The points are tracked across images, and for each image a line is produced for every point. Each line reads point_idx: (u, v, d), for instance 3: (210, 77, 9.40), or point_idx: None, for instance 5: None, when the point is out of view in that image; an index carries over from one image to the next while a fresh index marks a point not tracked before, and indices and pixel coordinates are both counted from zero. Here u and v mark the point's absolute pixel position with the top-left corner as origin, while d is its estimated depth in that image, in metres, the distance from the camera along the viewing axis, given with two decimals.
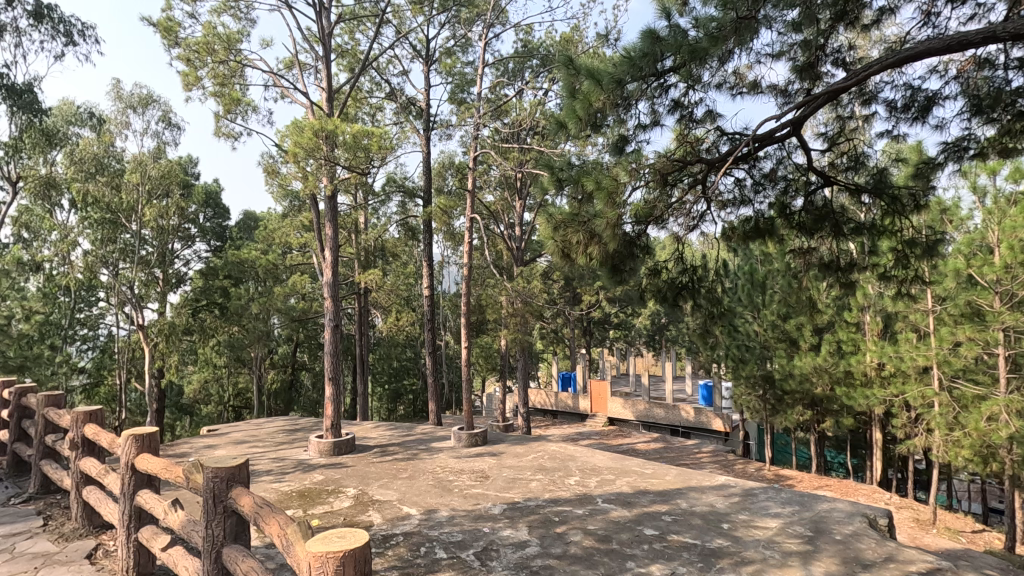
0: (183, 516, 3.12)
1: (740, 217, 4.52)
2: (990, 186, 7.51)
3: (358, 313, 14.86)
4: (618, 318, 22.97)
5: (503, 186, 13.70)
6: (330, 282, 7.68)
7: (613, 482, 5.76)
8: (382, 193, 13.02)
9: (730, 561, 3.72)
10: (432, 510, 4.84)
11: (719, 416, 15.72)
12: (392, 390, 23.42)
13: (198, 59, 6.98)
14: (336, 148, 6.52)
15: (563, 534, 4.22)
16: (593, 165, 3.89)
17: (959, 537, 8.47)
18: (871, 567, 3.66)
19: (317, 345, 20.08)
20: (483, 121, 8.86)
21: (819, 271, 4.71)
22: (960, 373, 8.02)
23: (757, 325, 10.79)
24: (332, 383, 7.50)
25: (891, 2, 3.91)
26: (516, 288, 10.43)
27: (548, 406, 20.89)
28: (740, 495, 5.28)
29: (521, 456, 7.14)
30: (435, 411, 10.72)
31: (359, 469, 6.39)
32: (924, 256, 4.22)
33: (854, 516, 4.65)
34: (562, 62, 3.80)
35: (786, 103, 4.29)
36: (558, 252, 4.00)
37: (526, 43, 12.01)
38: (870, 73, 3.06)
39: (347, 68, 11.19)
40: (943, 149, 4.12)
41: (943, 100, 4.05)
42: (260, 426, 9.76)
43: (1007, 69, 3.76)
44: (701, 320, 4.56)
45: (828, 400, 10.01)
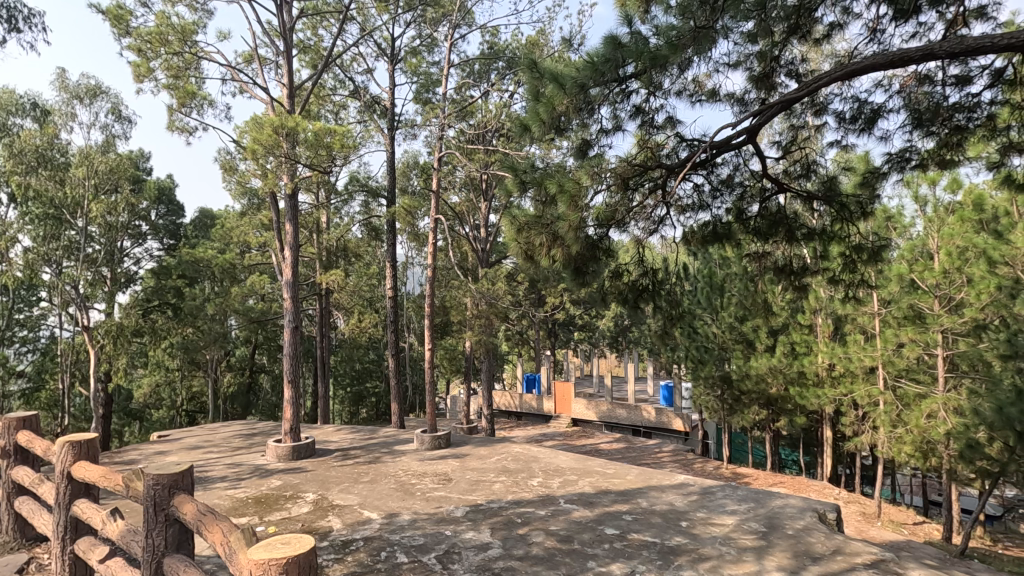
0: (122, 525, 2.98)
1: (699, 221, 4.62)
2: (930, 196, 7.91)
3: (319, 313, 14.54)
4: (582, 319, 23.25)
5: (469, 187, 13.66)
6: (289, 282, 7.49)
7: (576, 483, 5.81)
8: (345, 193, 12.79)
9: (688, 559, 3.80)
10: (394, 514, 4.77)
11: (679, 416, 16.07)
12: (354, 393, 23.09)
13: (151, 49, 6.69)
14: (297, 146, 6.37)
15: (525, 535, 4.23)
16: (556, 169, 3.90)
17: (901, 530, 8.89)
18: (820, 560, 3.79)
19: (276, 347, 19.59)
20: (448, 121, 8.80)
21: (774, 275, 4.86)
22: (903, 373, 8.43)
23: (715, 327, 11.06)
24: (291, 385, 7.32)
25: (841, 18, 4.08)
26: (481, 289, 10.41)
27: (512, 407, 20.95)
28: (698, 494, 5.40)
29: (484, 458, 7.13)
30: (398, 414, 10.61)
31: (319, 474, 6.25)
32: (870, 261, 4.41)
33: (804, 511, 4.82)
34: (526, 65, 3.83)
35: (743, 111, 4.41)
36: (521, 254, 4.03)
37: (493, 44, 11.97)
38: (820, 84, 3.17)
39: (310, 64, 10.97)
40: (888, 160, 4.32)
41: (888, 113, 4.23)
42: (216, 430, 9.46)
43: (945, 85, 3.96)
44: (661, 322, 4.65)
45: (783, 400, 10.36)
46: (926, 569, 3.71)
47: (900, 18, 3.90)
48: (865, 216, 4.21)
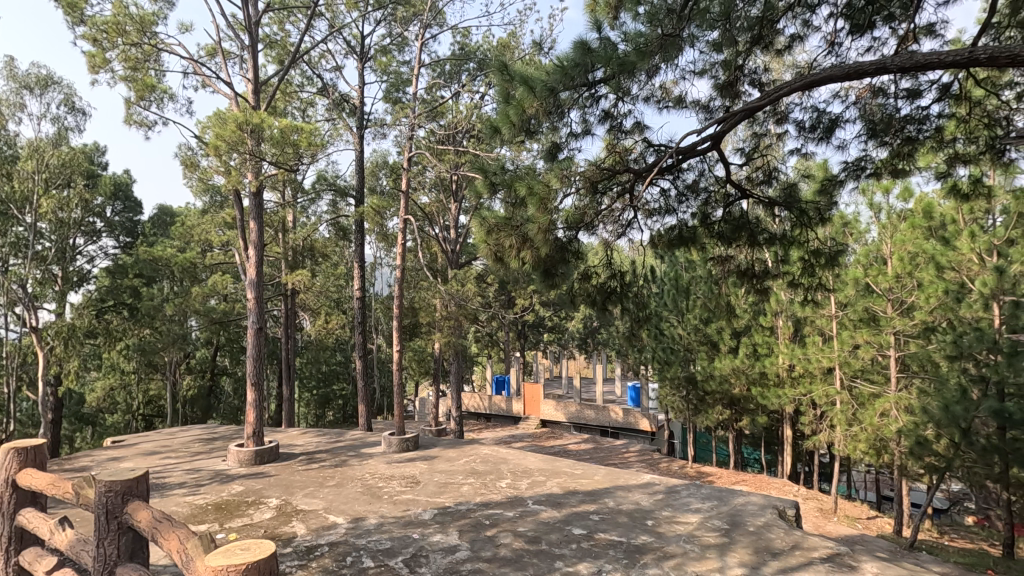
0: (71, 535, 2.86)
1: (666, 225, 4.69)
2: (884, 204, 8.26)
3: (285, 314, 14.22)
4: (552, 321, 23.39)
5: (439, 188, 13.57)
6: (253, 282, 7.31)
7: (544, 484, 5.84)
8: (312, 192, 12.56)
9: (653, 557, 3.86)
10: (360, 518, 4.70)
11: (646, 416, 16.33)
12: (320, 395, 22.67)
13: (107, 39, 6.43)
14: (262, 143, 6.23)
15: (493, 537, 4.23)
16: (526, 172, 3.92)
17: (856, 524, 9.24)
18: (780, 555, 3.91)
19: (239, 349, 19.08)
20: (418, 121, 8.74)
21: (737, 278, 4.98)
22: (859, 373, 8.75)
23: (680, 329, 11.29)
24: (254, 388, 7.12)
25: (801, 30, 4.23)
26: (450, 291, 10.35)
27: (481, 409, 20.93)
28: (664, 492, 5.50)
29: (453, 460, 7.09)
30: (365, 416, 10.45)
31: (283, 478, 6.12)
32: (828, 265, 4.57)
33: (765, 508, 4.96)
34: (497, 67, 3.85)
35: (708, 118, 4.52)
36: (491, 256, 4.03)
37: (464, 46, 11.95)
38: (781, 94, 3.25)
39: (276, 60, 10.73)
40: (845, 168, 4.49)
41: (845, 123, 4.39)
42: (174, 435, 9.15)
43: (898, 97, 4.13)
44: (629, 323, 4.71)
45: (745, 400, 10.64)
46: (878, 561, 3.85)
47: (856, 32, 4.06)
48: (823, 221, 4.37)
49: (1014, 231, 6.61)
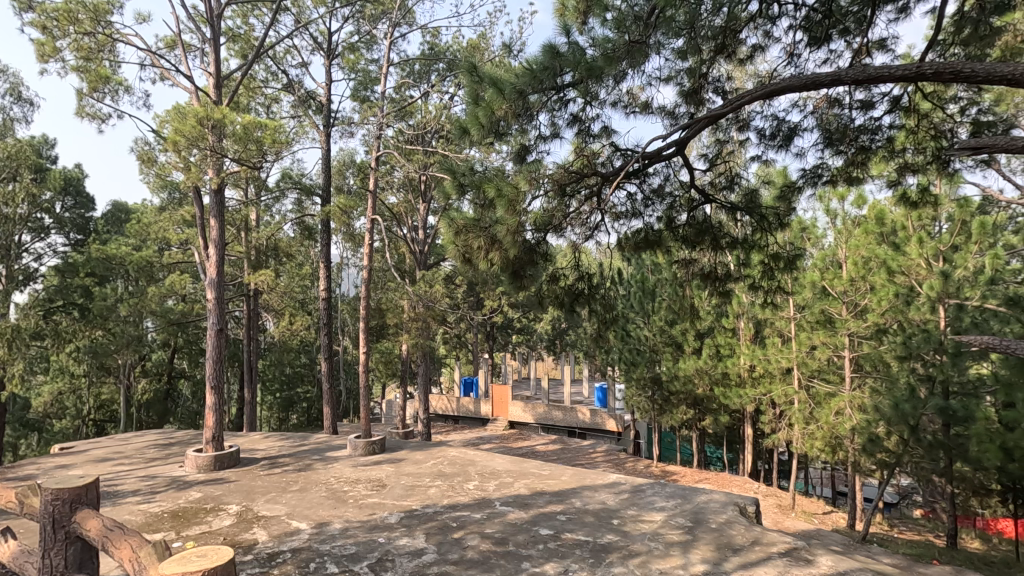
0: (15, 546, 2.74)
1: (632, 228, 4.76)
2: (840, 210, 8.58)
3: (247, 316, 13.84)
4: (520, 323, 23.48)
5: (407, 188, 13.45)
6: (214, 282, 7.09)
7: (512, 485, 5.85)
8: (276, 190, 12.27)
9: (619, 555, 3.91)
10: (325, 523, 4.62)
11: (613, 416, 16.54)
12: (284, 398, 22.16)
13: (58, 27, 6.15)
14: (223, 139, 6.08)
15: (460, 539, 4.21)
16: (495, 173, 3.94)
17: (812, 519, 9.57)
18: (740, 550, 4.02)
19: (198, 350, 18.48)
20: (386, 121, 8.63)
21: (701, 281, 5.09)
22: (816, 373, 9.05)
23: (646, 330, 11.48)
24: (214, 391, 6.91)
25: (762, 40, 4.36)
26: (418, 292, 10.26)
27: (449, 411, 20.83)
28: (629, 492, 5.59)
29: (420, 462, 7.04)
30: (331, 419, 10.27)
31: (244, 484, 5.95)
32: (786, 268, 4.72)
33: (727, 505, 5.09)
34: (466, 68, 3.85)
35: (673, 124, 4.62)
36: (459, 257, 4.01)
37: (433, 46, 11.88)
38: (742, 103, 3.31)
39: (239, 54, 10.46)
40: (803, 175, 4.65)
41: (803, 132, 4.55)
42: (127, 441, 8.79)
43: (852, 108, 4.30)
44: (596, 325, 4.75)
45: (708, 399, 10.93)
46: (832, 554, 4.00)
47: (813, 44, 4.21)
48: (782, 226, 4.51)
49: (957, 236, 6.77)
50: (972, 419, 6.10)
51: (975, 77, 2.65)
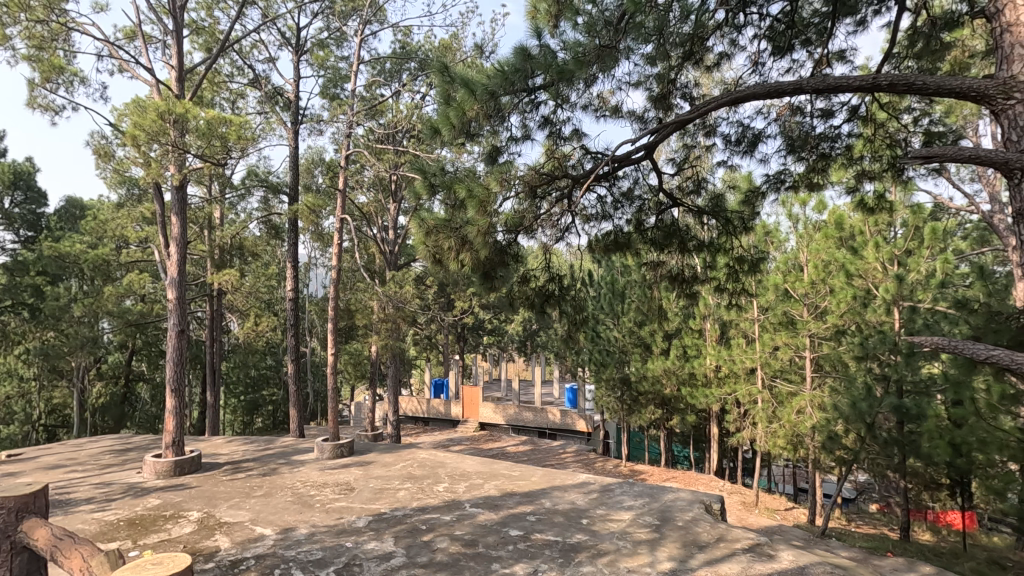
0: None
1: (602, 231, 4.81)
2: (801, 215, 8.87)
3: (210, 316, 13.45)
4: (491, 324, 23.53)
5: (377, 187, 13.31)
6: (175, 281, 6.87)
7: (482, 486, 5.84)
8: (242, 187, 11.96)
9: (588, 555, 3.95)
10: (290, 528, 4.52)
11: (582, 417, 16.69)
12: (249, 401, 21.64)
13: (7, 14, 5.85)
14: (186, 134, 5.91)
15: (430, 542, 4.18)
16: (466, 174, 3.94)
17: (774, 515, 9.84)
18: (705, 547, 4.10)
19: (158, 352, 17.86)
20: (356, 119, 8.53)
21: (669, 283, 5.15)
22: (778, 373, 9.30)
23: (616, 331, 11.62)
24: (174, 394, 6.68)
25: (728, 49, 4.47)
26: (388, 293, 10.13)
27: (419, 413, 20.69)
28: (598, 491, 5.64)
29: (389, 465, 6.96)
30: (298, 422, 10.07)
31: (206, 490, 5.77)
32: (750, 271, 4.83)
33: (693, 503, 5.19)
34: (437, 68, 3.83)
35: (643, 128, 4.69)
36: (429, 258, 3.97)
37: (404, 45, 11.79)
38: (709, 109, 3.31)
39: (203, 47, 10.17)
40: (767, 181, 4.78)
41: (767, 138, 4.68)
42: (81, 446, 8.45)
43: (813, 116, 4.45)
44: (567, 327, 4.77)
45: (675, 399, 11.16)
46: (793, 549, 4.11)
47: (777, 53, 4.33)
48: (747, 230, 4.62)
49: (911, 241, 7.15)
50: (924, 417, 6.37)
51: (926, 90, 2.72)
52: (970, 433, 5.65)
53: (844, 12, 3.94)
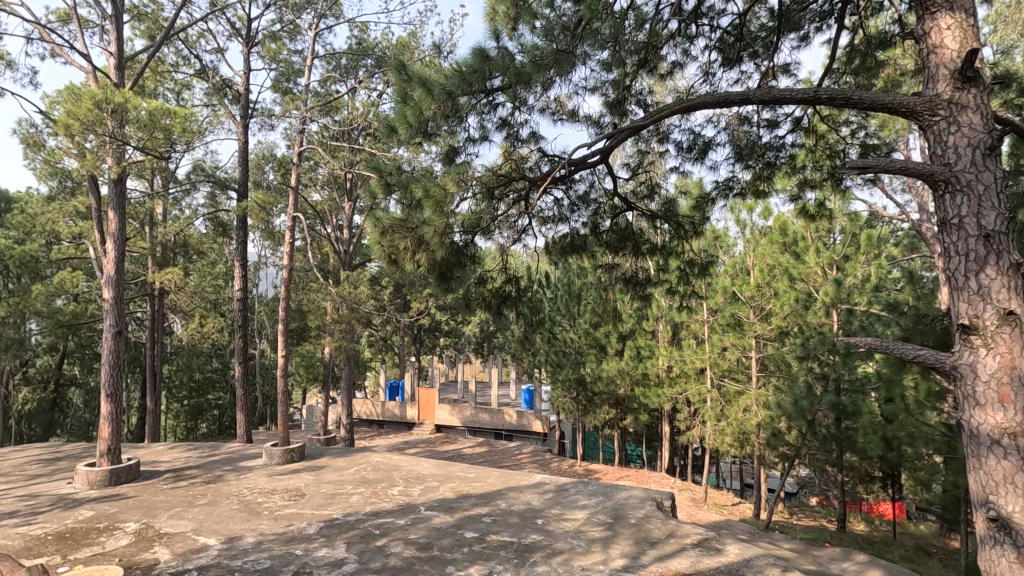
0: None
1: (559, 233, 4.87)
2: (749, 221, 9.22)
3: (150, 317, 12.78)
4: (447, 325, 23.42)
5: (332, 186, 13.01)
6: (112, 279, 6.48)
7: (437, 489, 5.79)
8: (187, 182, 11.42)
9: (542, 554, 3.97)
10: (236, 537, 4.36)
11: (539, 418, 16.81)
12: (193, 406, 20.68)
13: None
14: (125, 125, 5.61)
15: (383, 546, 4.12)
16: (423, 174, 3.90)
17: (722, 511, 10.17)
18: (657, 543, 4.20)
19: (93, 355, 16.85)
20: (310, 115, 8.31)
21: (623, 286, 5.22)
22: (726, 373, 9.61)
23: (572, 333, 11.76)
24: (110, 399, 6.31)
25: (681, 58, 4.60)
26: (342, 293, 9.88)
27: (374, 416, 20.34)
28: (553, 491, 5.70)
29: (342, 469, 6.80)
30: (245, 426, 9.70)
31: (144, 500, 5.48)
32: (700, 274, 4.97)
33: (645, 501, 5.32)
34: (394, 66, 3.78)
35: (599, 133, 4.77)
36: (384, 258, 3.88)
37: (361, 41, 11.58)
38: (662, 116, 3.37)
39: (145, 34, 9.69)
40: (717, 187, 4.94)
41: (717, 146, 4.84)
42: (5, 456, 7.87)
43: (760, 126, 4.63)
44: (523, 328, 4.78)
45: (629, 399, 11.39)
46: (739, 543, 4.26)
47: (727, 64, 4.50)
48: (697, 234, 4.75)
49: (849, 247, 7.58)
50: (860, 414, 6.72)
51: (861, 104, 2.88)
52: (899, 428, 6.01)
53: (789, 27, 4.13)
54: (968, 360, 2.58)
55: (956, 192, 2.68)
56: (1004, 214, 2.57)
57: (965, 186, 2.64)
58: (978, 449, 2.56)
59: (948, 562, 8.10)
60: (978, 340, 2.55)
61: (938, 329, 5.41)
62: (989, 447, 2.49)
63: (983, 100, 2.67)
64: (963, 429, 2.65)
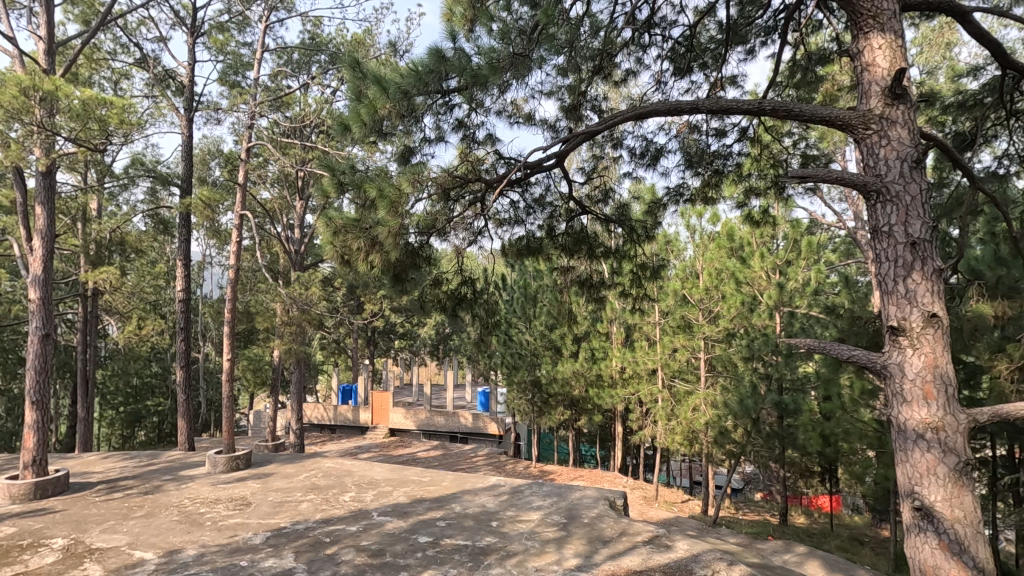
0: None
1: (514, 235, 4.89)
2: (698, 226, 9.53)
3: (83, 319, 12.02)
4: (403, 327, 23.10)
5: (282, 184, 12.62)
6: (37, 278, 6.05)
7: (390, 494, 5.70)
8: (125, 176, 10.83)
9: (496, 557, 3.96)
10: (176, 550, 4.15)
11: (494, 420, 16.85)
12: (130, 413, 19.58)
13: None
14: (56, 114, 5.28)
15: (334, 554, 4.01)
16: (377, 174, 3.83)
17: (672, 508, 10.43)
18: (609, 542, 4.27)
19: (17, 360, 15.70)
20: (259, 109, 8.01)
21: (578, 288, 5.27)
22: (676, 373, 9.86)
23: (528, 335, 11.86)
24: (36, 407, 5.89)
25: (635, 66, 4.71)
26: (292, 294, 9.58)
27: (325, 421, 19.81)
28: (508, 493, 5.71)
29: (290, 476, 6.60)
30: (187, 434, 9.25)
31: (74, 513, 5.14)
32: (651, 278, 5.08)
33: (598, 500, 5.40)
34: (348, 63, 3.70)
35: (554, 137, 4.82)
36: (337, 259, 3.77)
37: (314, 36, 11.30)
38: (616, 122, 3.42)
39: (79, 19, 9.14)
40: (668, 193, 5.08)
41: (668, 153, 4.97)
42: None
43: (709, 134, 4.78)
44: (479, 331, 4.75)
45: (583, 400, 11.53)
46: (688, 539, 4.38)
47: (678, 74, 4.63)
48: (649, 239, 4.85)
49: (791, 253, 7.97)
50: (801, 411, 7.04)
51: (802, 117, 3.03)
52: (836, 425, 6.34)
53: (736, 40, 4.29)
54: (897, 360, 2.74)
55: (886, 203, 2.84)
56: (928, 223, 2.75)
57: (895, 196, 2.81)
58: (905, 444, 2.72)
59: (879, 550, 8.59)
60: (906, 341, 2.71)
61: (870, 331, 5.75)
62: (915, 441, 2.65)
63: (910, 116, 2.86)
64: (892, 425, 2.81)
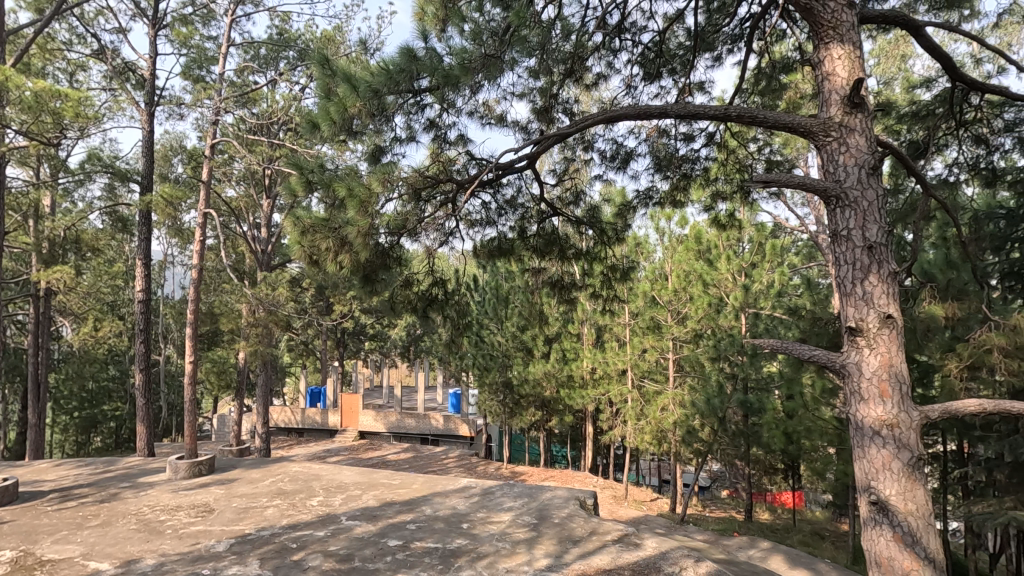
0: None
1: (485, 236, 4.88)
2: (667, 229, 9.68)
3: (35, 320, 11.49)
4: (373, 328, 22.82)
5: (248, 182, 12.32)
6: None
7: (359, 497, 5.61)
8: (80, 172, 10.40)
9: (467, 558, 3.95)
10: (134, 560, 4.00)
11: (465, 421, 16.86)
12: (85, 419, 18.80)
13: None
14: (4, 104, 5.04)
15: (300, 560, 3.93)
16: (347, 173, 3.78)
17: (641, 507, 10.57)
18: (579, 541, 4.30)
19: None
20: (224, 105, 7.78)
21: (549, 290, 5.29)
22: (646, 373, 9.99)
23: (499, 336, 11.85)
24: None
25: (606, 70, 4.77)
26: (258, 295, 9.37)
27: (292, 424, 19.38)
28: (479, 495, 5.69)
29: (256, 481, 6.43)
30: (146, 439, 8.92)
31: (23, 524, 4.91)
32: (621, 279, 5.14)
33: (569, 500, 5.43)
34: (317, 60, 3.64)
35: (526, 138, 4.84)
36: (305, 259, 3.71)
37: (283, 32, 11.07)
38: (587, 125, 3.46)
39: (32, 7, 8.74)
40: (638, 196, 5.15)
41: (637, 156, 5.04)
42: None
43: (677, 139, 4.87)
44: (449, 332, 4.71)
45: (554, 401, 11.58)
46: (656, 537, 4.44)
47: (647, 79, 4.71)
48: (619, 240, 4.91)
49: (755, 256, 8.07)
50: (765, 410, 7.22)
51: (766, 123, 3.11)
52: (799, 423, 6.52)
53: (703, 47, 4.38)
54: (854, 359, 2.84)
55: (845, 207, 2.95)
56: (884, 227, 2.87)
57: (853, 202, 2.91)
58: (862, 440, 2.81)
59: (839, 544, 8.87)
60: (863, 341, 2.81)
61: (831, 332, 5.94)
62: (871, 437, 2.74)
63: (867, 125, 2.97)
64: (850, 422, 2.91)
